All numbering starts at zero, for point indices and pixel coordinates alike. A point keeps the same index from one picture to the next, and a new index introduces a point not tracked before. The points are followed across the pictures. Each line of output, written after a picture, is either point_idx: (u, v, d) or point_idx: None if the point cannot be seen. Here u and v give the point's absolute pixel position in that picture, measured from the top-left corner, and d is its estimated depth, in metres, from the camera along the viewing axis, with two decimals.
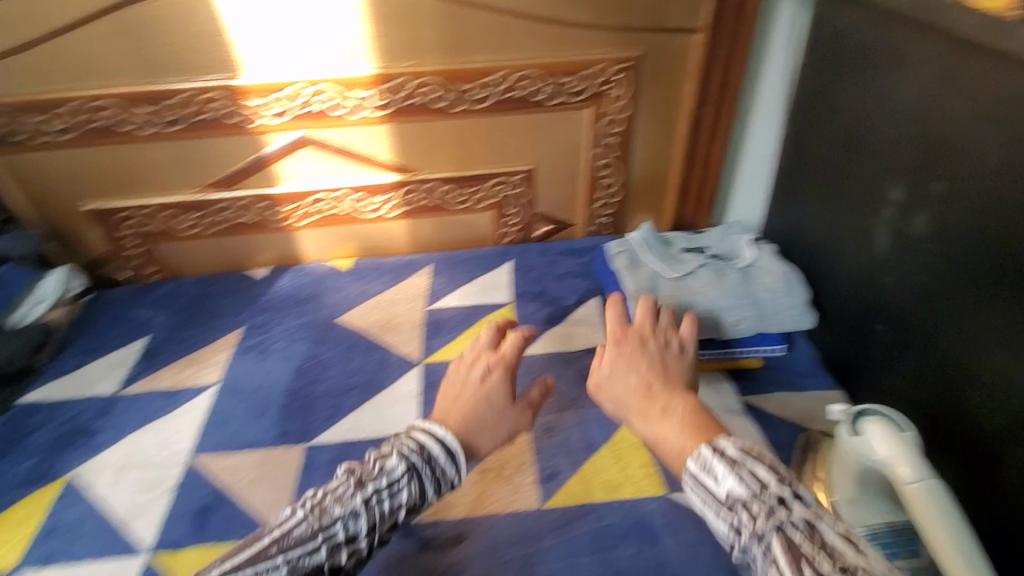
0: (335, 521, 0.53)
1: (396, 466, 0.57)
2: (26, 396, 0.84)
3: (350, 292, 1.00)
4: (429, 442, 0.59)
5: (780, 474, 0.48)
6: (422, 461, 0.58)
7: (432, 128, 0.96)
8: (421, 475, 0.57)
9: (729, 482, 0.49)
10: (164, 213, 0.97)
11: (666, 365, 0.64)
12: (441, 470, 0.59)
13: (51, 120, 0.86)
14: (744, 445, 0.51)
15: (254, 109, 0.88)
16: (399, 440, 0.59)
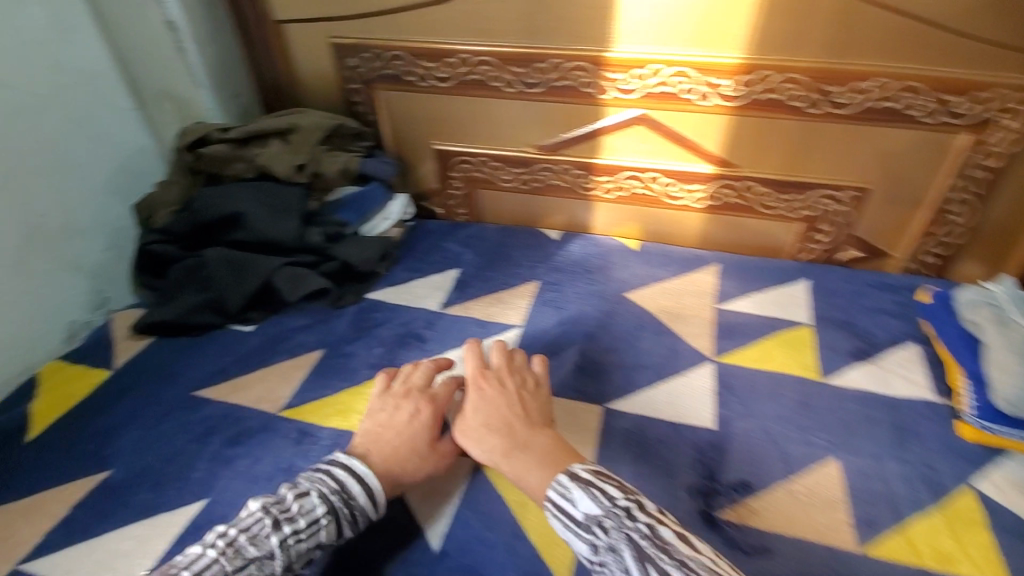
0: (250, 560, 0.54)
1: (315, 503, 0.59)
2: (372, 293, 1.00)
3: (638, 272, 1.01)
4: (349, 481, 0.61)
5: (625, 491, 0.57)
6: (342, 501, 0.60)
7: (775, 126, 0.91)
8: (338, 514, 0.59)
9: (585, 502, 0.56)
10: (493, 164, 1.08)
11: (520, 401, 0.68)
12: (360, 510, 0.61)
13: (437, 69, 0.99)
14: (592, 470, 0.60)
15: (610, 83, 0.92)
16: (314, 480, 0.61)
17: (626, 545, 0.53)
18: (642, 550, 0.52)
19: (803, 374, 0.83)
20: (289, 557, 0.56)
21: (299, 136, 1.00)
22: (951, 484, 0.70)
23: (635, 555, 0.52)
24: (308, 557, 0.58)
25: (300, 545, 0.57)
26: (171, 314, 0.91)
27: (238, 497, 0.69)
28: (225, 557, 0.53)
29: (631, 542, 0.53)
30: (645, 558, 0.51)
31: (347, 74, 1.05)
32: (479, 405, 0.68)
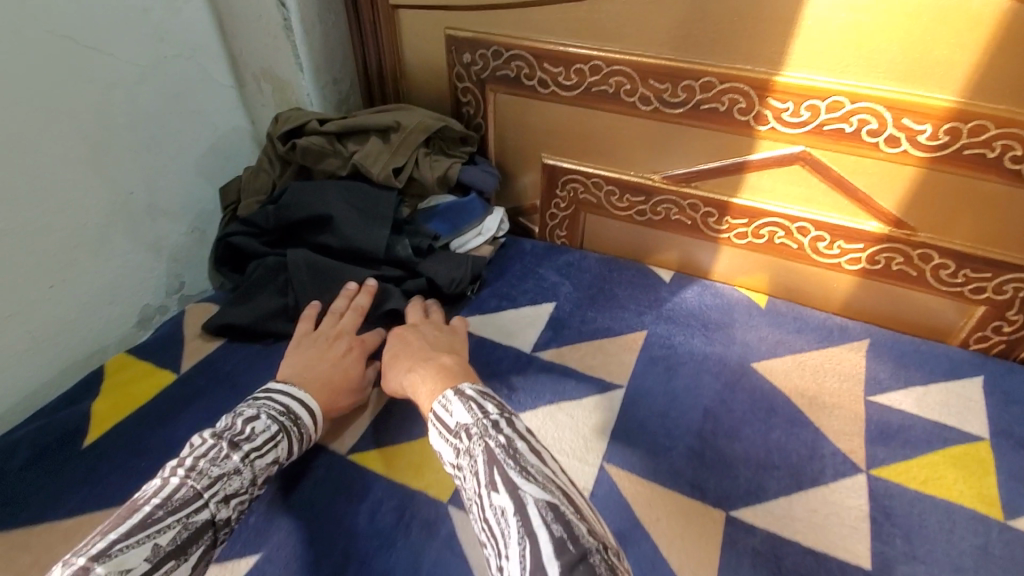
0: (216, 478, 0.56)
1: (266, 425, 0.62)
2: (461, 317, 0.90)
3: (766, 338, 0.86)
4: (293, 406, 0.66)
5: (497, 406, 0.57)
6: (289, 422, 0.64)
7: (981, 189, 0.72)
8: (287, 435, 0.63)
9: (459, 412, 0.57)
10: (607, 188, 0.94)
11: (426, 338, 0.76)
12: (305, 430, 0.65)
13: (563, 75, 0.85)
14: (481, 390, 0.60)
15: (773, 112, 0.76)
16: (259, 405, 0.64)
17: (480, 450, 0.53)
18: (495, 458, 0.51)
19: (982, 510, 0.66)
20: (253, 473, 0.59)
21: (400, 135, 0.89)
22: None
23: (491, 465, 0.51)
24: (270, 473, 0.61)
25: (255, 466, 0.59)
26: (250, 317, 0.84)
27: (296, 555, 0.61)
28: (190, 479, 0.54)
29: (485, 447, 0.52)
30: (493, 459, 0.51)
31: (458, 71, 0.93)
32: (402, 353, 0.73)
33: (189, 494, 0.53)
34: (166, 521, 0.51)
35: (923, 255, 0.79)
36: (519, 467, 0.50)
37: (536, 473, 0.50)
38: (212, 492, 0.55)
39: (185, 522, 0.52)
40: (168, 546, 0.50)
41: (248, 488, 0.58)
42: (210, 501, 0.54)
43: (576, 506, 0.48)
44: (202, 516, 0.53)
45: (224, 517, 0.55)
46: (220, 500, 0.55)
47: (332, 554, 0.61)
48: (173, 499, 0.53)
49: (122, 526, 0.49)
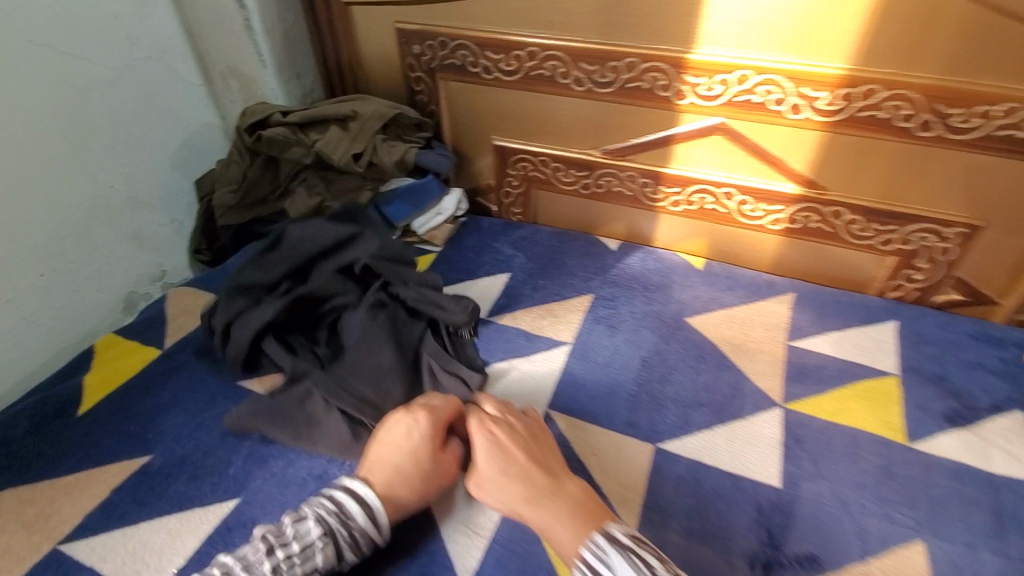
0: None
1: (311, 529, 0.57)
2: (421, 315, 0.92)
3: (701, 295, 0.94)
4: (351, 503, 0.59)
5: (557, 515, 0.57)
6: (338, 522, 0.58)
7: (877, 148, 0.80)
8: (338, 541, 0.57)
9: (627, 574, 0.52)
10: (553, 165, 1.02)
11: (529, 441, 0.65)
12: (359, 532, 0.58)
13: (503, 61, 0.93)
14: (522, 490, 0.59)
15: (689, 87, 0.84)
16: (314, 503, 0.59)
17: None
18: None
19: (888, 437, 0.72)
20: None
21: (357, 123, 0.97)
22: None
23: None
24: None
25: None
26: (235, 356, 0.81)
27: (270, 498, 0.68)
28: None
29: None
30: None
31: (409, 62, 1.01)
32: (489, 449, 0.63)
33: None
34: None
35: (834, 212, 0.87)
36: None
37: None
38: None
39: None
40: None
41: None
42: None
43: None
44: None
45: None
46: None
47: (302, 495, 0.69)
48: None
49: None
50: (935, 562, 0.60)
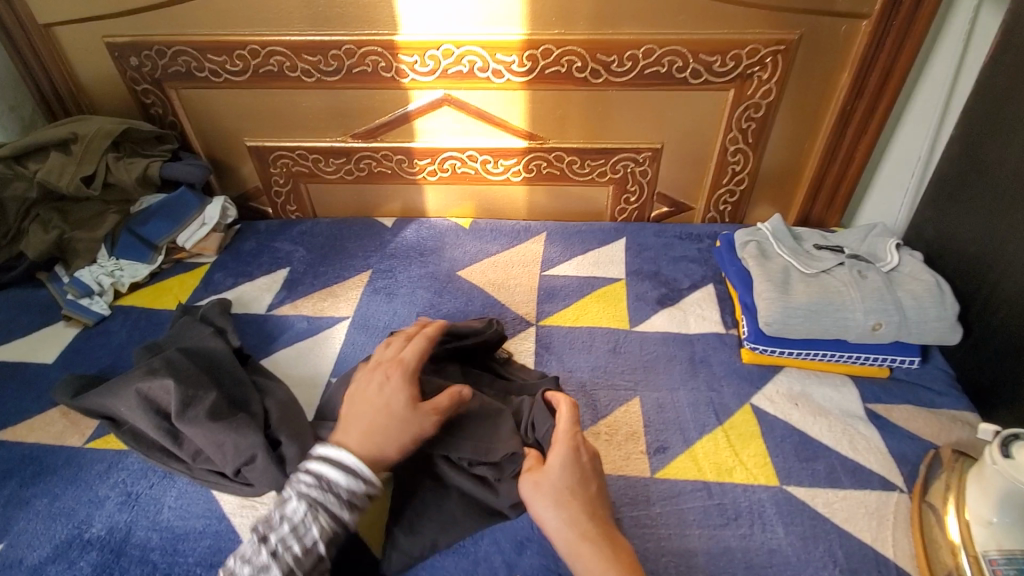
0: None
1: (295, 506, 0.54)
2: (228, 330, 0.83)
3: (469, 250, 1.04)
4: (330, 472, 0.56)
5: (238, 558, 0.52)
6: (322, 491, 0.55)
7: (568, 97, 0.96)
8: (323, 507, 0.54)
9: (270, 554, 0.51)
10: (311, 157, 1.06)
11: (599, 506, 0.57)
12: (346, 491, 0.56)
13: (228, 62, 0.95)
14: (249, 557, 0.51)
15: (406, 65, 0.93)
16: (294, 482, 0.56)
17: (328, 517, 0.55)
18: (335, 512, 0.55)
19: (612, 325, 0.88)
20: (287, 565, 0.51)
21: (80, 144, 0.93)
22: (735, 403, 0.76)
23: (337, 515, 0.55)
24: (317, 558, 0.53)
25: (289, 555, 0.51)
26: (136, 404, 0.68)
27: (36, 536, 0.64)
28: None
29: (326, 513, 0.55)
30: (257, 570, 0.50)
31: (131, 75, 0.99)
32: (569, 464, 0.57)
33: None
34: None
35: (557, 156, 1.03)
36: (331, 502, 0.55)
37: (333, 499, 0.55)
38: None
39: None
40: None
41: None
42: None
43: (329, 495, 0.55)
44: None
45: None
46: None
47: (72, 524, 0.65)
48: None
49: None
50: (645, 408, 0.76)
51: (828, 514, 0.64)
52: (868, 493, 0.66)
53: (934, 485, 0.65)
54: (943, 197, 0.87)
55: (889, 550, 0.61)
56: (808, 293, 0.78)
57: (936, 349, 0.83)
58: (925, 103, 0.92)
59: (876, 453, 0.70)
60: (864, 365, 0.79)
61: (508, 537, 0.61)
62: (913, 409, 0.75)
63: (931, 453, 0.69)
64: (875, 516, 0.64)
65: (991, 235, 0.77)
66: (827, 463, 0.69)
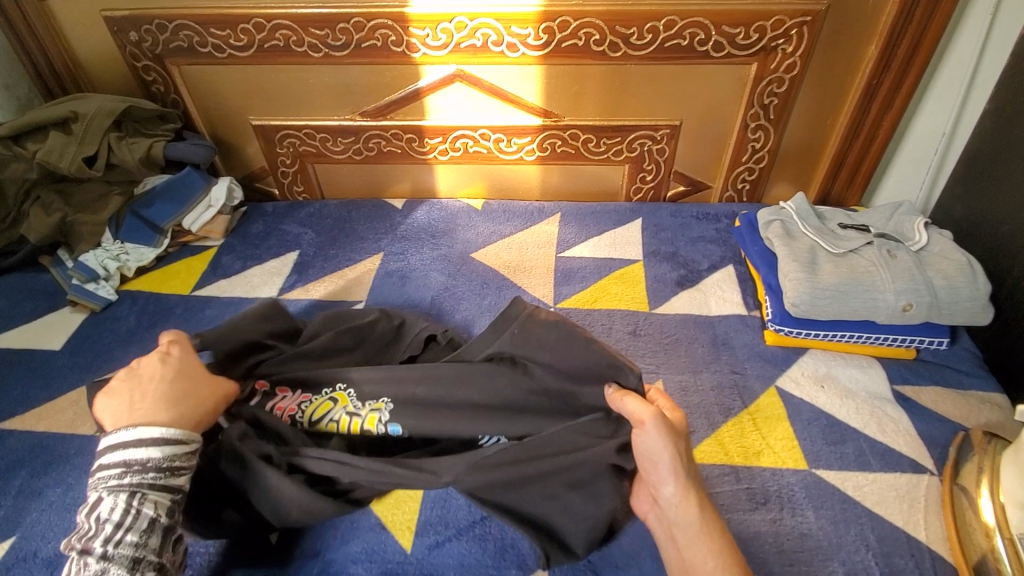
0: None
1: (111, 503, 0.51)
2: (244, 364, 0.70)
3: (482, 231, 1.01)
4: (130, 457, 0.53)
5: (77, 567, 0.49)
6: (135, 472, 0.52)
7: (585, 72, 0.93)
8: (148, 490, 0.52)
9: (110, 555, 0.49)
10: (318, 136, 1.03)
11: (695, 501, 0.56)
12: (163, 464, 0.53)
13: (232, 37, 0.91)
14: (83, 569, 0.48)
15: (418, 39, 0.89)
16: (98, 481, 0.52)
17: (150, 502, 0.52)
18: (168, 489, 0.53)
19: (632, 308, 0.86)
20: (128, 557, 0.49)
21: (81, 123, 0.90)
22: (759, 386, 0.75)
23: (160, 492, 0.52)
24: (163, 540, 0.51)
25: (125, 549, 0.49)
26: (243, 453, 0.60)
27: (51, 528, 0.63)
28: None
29: (150, 497, 0.52)
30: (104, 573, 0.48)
31: (131, 51, 0.96)
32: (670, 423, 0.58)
33: None
34: None
35: (572, 135, 1.00)
36: (157, 483, 0.53)
37: (162, 480, 0.53)
38: None
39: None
40: None
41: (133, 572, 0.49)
42: None
43: (150, 472, 0.53)
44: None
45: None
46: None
47: None
48: None
49: None
50: (669, 391, 0.74)
51: (857, 498, 0.63)
52: (898, 476, 0.65)
53: (964, 468, 0.64)
54: (975, 175, 0.84)
55: (922, 534, 0.60)
56: (836, 274, 0.76)
57: (964, 330, 0.81)
58: (951, 78, 0.89)
59: (905, 435, 0.69)
60: (890, 347, 0.77)
61: None
62: (942, 390, 0.74)
63: (960, 436, 0.67)
64: (906, 499, 0.63)
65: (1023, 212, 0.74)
66: (856, 446, 0.68)
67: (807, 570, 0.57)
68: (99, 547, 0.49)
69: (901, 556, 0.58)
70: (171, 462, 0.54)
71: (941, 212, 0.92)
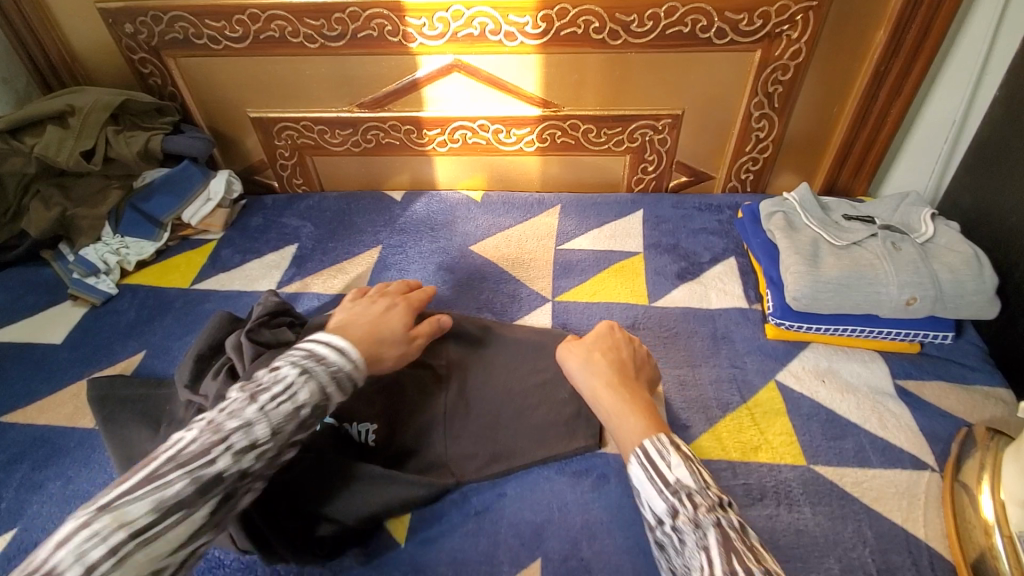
0: (231, 431, 0.51)
1: (287, 371, 0.56)
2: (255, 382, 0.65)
3: (481, 224, 1.00)
4: (317, 349, 0.59)
5: (228, 408, 0.53)
6: (313, 363, 0.57)
7: (584, 61, 0.91)
8: (314, 376, 0.56)
9: (255, 416, 0.52)
10: (315, 127, 1.02)
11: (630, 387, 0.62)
12: (335, 368, 0.58)
13: (227, 28, 0.91)
14: (227, 408, 0.53)
15: (415, 29, 0.88)
16: (283, 357, 0.58)
17: (303, 389, 0.55)
18: (322, 390, 0.56)
19: (630, 301, 0.86)
20: (273, 421, 0.52)
21: (78, 117, 0.90)
22: (759, 380, 0.74)
23: (316, 393, 0.56)
24: (299, 421, 0.54)
25: (277, 413, 0.53)
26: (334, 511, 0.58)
27: (53, 520, 0.64)
28: (204, 431, 0.51)
29: (306, 387, 0.55)
30: (247, 421, 0.51)
31: (127, 43, 0.95)
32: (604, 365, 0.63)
33: (202, 445, 0.49)
34: (173, 474, 0.47)
35: (572, 125, 0.98)
36: (317, 383, 0.56)
37: (324, 384, 0.57)
38: (223, 441, 0.50)
39: (194, 475, 0.47)
40: (175, 497, 0.46)
41: (271, 438, 0.52)
42: (224, 450, 0.49)
43: (324, 375, 0.57)
44: (214, 468, 0.48)
45: (239, 471, 0.49)
46: (235, 453, 0.50)
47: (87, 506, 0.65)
48: (183, 453, 0.49)
49: (127, 481, 0.47)
50: (667, 386, 0.74)
51: (856, 494, 0.62)
52: (899, 472, 0.64)
53: (966, 464, 0.63)
54: (985, 164, 0.82)
55: (921, 530, 0.59)
56: (839, 266, 0.75)
57: (970, 324, 0.80)
58: (962, 64, 0.86)
59: (906, 430, 0.68)
60: (894, 340, 0.76)
61: (528, 521, 0.60)
62: (945, 385, 0.72)
63: (963, 431, 0.66)
64: (906, 495, 0.62)
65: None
66: (855, 442, 0.67)
67: (803, 566, 0.57)
68: (258, 409, 0.52)
69: (899, 554, 0.57)
70: (331, 376, 0.57)
71: (949, 202, 0.89)
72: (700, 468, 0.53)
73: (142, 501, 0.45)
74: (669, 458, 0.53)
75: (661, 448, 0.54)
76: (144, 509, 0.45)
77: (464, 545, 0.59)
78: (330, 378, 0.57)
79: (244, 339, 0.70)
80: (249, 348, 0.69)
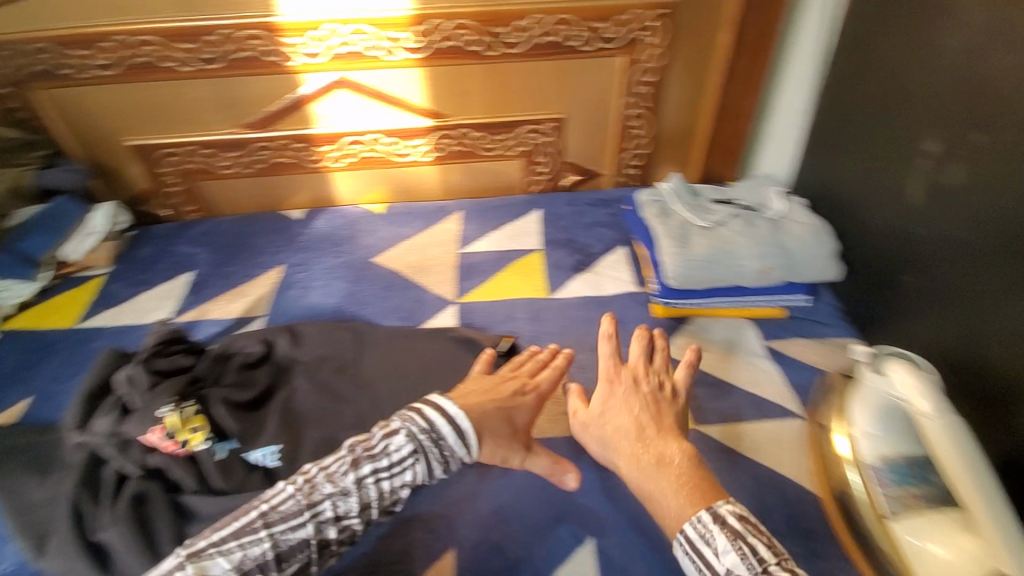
0: (324, 497, 0.54)
1: (400, 444, 0.56)
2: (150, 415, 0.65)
3: (384, 235, 1.02)
4: (440, 422, 0.57)
5: (328, 470, 0.55)
6: (431, 442, 0.57)
7: (465, 72, 0.95)
8: (427, 454, 0.57)
9: (346, 489, 0.55)
10: (203, 151, 1.01)
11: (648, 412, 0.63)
12: (450, 450, 0.57)
13: (94, 56, 0.88)
14: (325, 471, 0.55)
15: (290, 48, 0.89)
16: (404, 417, 0.58)
17: (412, 470, 0.56)
18: (428, 472, 0.57)
19: (530, 296, 0.90)
20: (366, 498, 0.55)
21: None
22: (649, 355, 0.80)
23: (422, 475, 0.57)
24: (399, 494, 0.57)
25: (378, 488, 0.56)
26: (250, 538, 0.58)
27: None
28: (301, 493, 0.54)
29: (413, 469, 0.56)
30: (341, 493, 0.54)
31: None
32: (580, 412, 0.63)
33: (293, 508, 0.53)
34: (259, 534, 0.51)
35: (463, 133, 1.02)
36: (425, 466, 0.57)
37: (427, 469, 0.57)
38: (313, 509, 0.53)
39: (277, 540, 0.52)
40: (254, 562, 0.51)
41: (359, 512, 0.56)
42: (309, 519, 0.53)
43: (431, 459, 0.57)
44: (299, 535, 0.53)
45: (320, 540, 0.54)
46: (322, 521, 0.54)
47: None
48: (275, 513, 0.52)
49: (223, 526, 0.52)
50: (566, 370, 0.78)
51: (734, 447, 0.69)
52: (770, 422, 0.72)
53: (823, 408, 0.71)
54: (822, 142, 0.91)
55: (789, 471, 0.67)
56: (705, 245, 0.82)
57: (826, 286, 0.90)
58: (802, 58, 0.96)
59: (776, 385, 0.76)
60: (763, 307, 0.85)
61: (438, 513, 0.62)
62: (807, 341, 0.82)
63: (821, 379, 0.75)
64: (777, 442, 0.70)
65: (970, 176, 0.64)
66: (733, 401, 0.74)
67: None
68: (358, 481, 0.55)
69: (771, 494, 0.64)
70: (444, 463, 0.58)
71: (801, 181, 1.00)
72: (750, 544, 0.48)
73: (226, 556, 0.50)
74: (715, 543, 0.49)
75: (704, 533, 0.50)
76: (224, 567, 0.50)
77: (377, 545, 0.60)
78: (441, 463, 0.58)
79: (136, 371, 0.69)
80: (140, 379, 0.69)
